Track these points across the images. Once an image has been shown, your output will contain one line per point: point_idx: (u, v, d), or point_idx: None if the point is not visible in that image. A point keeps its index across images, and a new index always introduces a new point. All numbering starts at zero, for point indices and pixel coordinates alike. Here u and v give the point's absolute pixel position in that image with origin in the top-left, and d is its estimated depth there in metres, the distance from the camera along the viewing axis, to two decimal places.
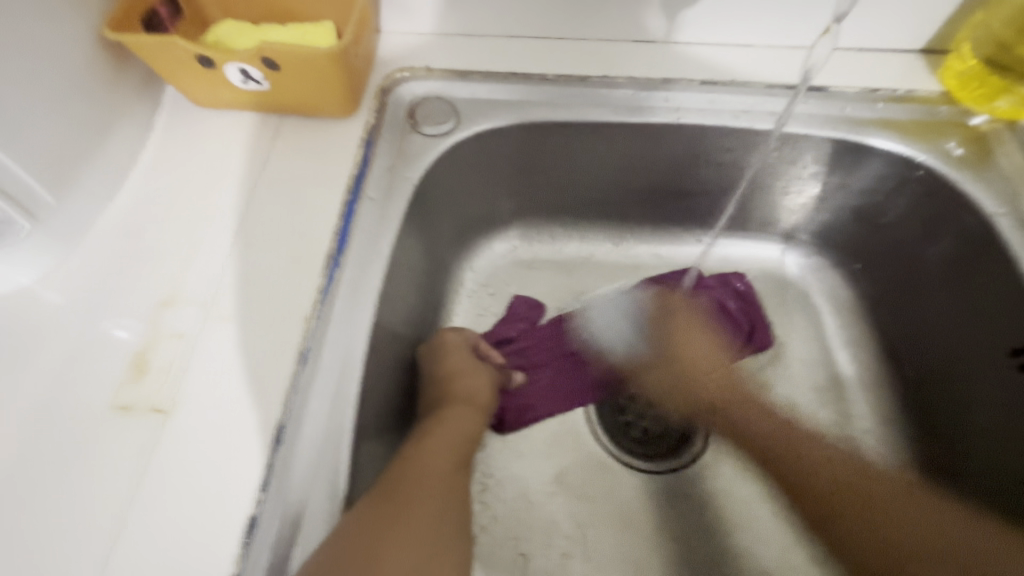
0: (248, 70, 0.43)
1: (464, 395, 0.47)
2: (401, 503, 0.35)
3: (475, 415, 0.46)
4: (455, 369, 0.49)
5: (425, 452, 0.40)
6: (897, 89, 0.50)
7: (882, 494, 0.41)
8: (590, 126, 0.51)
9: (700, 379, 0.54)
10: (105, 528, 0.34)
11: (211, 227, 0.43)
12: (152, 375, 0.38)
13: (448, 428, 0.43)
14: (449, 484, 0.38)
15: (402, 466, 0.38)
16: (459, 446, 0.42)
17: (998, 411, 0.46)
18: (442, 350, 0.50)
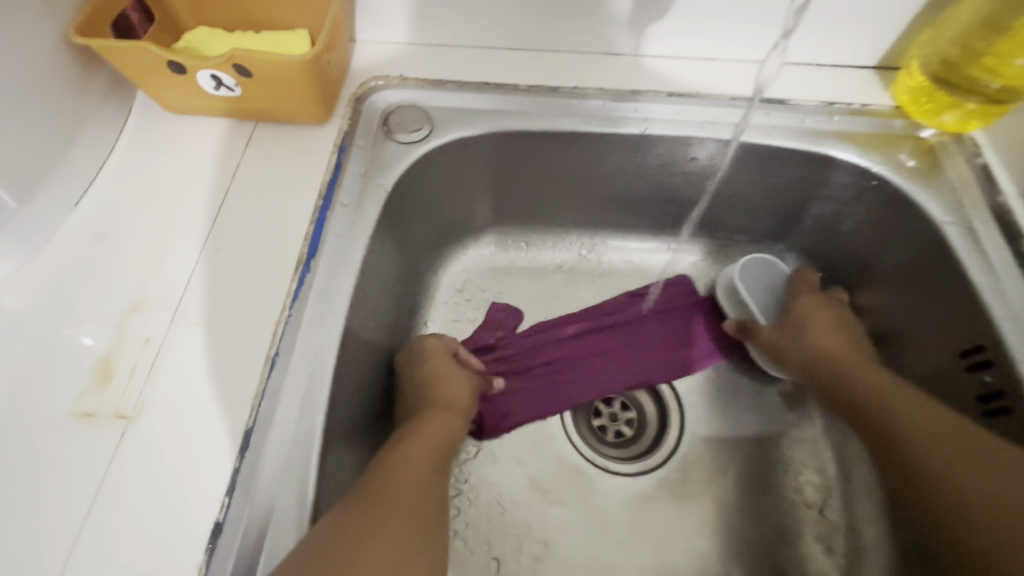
0: (219, 76, 0.43)
1: (444, 401, 0.48)
2: (369, 510, 0.35)
3: (455, 418, 0.47)
4: (435, 374, 0.49)
5: (392, 460, 0.40)
6: (853, 104, 0.53)
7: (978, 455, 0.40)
8: (561, 136, 0.53)
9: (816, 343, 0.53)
10: (64, 536, 0.33)
11: (182, 231, 0.43)
12: (116, 381, 0.37)
13: (424, 433, 0.43)
14: (419, 488, 0.38)
15: (369, 477, 0.38)
16: (436, 450, 0.43)
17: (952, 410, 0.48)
18: (418, 354, 0.51)
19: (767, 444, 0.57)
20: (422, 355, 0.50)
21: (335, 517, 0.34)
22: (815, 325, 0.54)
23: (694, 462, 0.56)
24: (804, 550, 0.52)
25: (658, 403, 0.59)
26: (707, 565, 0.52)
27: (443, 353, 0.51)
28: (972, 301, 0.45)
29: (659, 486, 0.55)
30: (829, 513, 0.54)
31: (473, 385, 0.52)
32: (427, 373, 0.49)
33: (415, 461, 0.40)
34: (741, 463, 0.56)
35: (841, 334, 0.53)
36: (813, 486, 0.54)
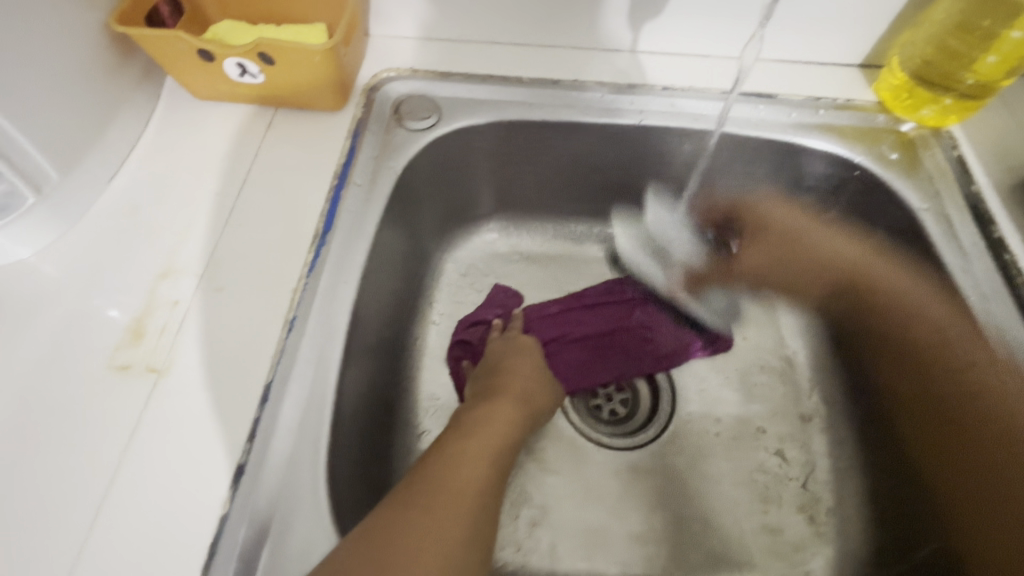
0: (245, 64, 0.47)
1: (522, 393, 0.50)
2: (419, 504, 0.35)
3: (518, 414, 0.48)
4: (518, 369, 0.53)
5: (446, 454, 0.40)
6: (838, 99, 0.56)
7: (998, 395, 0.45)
8: (561, 126, 0.56)
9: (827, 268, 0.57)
10: (99, 476, 0.36)
11: (209, 205, 0.47)
12: (147, 339, 0.40)
13: (488, 426, 0.44)
14: (476, 487, 0.38)
15: (420, 469, 0.39)
16: (493, 441, 0.43)
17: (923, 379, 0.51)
18: (502, 349, 0.55)
19: (754, 420, 0.60)
20: (511, 351, 0.55)
21: (387, 516, 0.35)
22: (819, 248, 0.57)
23: (686, 439, 0.59)
24: (786, 520, 0.55)
25: (651, 384, 0.62)
26: (698, 534, 0.55)
27: (515, 343, 0.56)
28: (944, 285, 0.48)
29: (649, 459, 0.58)
30: (812, 487, 0.56)
31: (546, 392, 0.53)
32: (510, 365, 0.53)
33: (477, 463, 0.40)
34: (731, 442, 0.59)
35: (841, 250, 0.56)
36: (796, 461, 0.57)
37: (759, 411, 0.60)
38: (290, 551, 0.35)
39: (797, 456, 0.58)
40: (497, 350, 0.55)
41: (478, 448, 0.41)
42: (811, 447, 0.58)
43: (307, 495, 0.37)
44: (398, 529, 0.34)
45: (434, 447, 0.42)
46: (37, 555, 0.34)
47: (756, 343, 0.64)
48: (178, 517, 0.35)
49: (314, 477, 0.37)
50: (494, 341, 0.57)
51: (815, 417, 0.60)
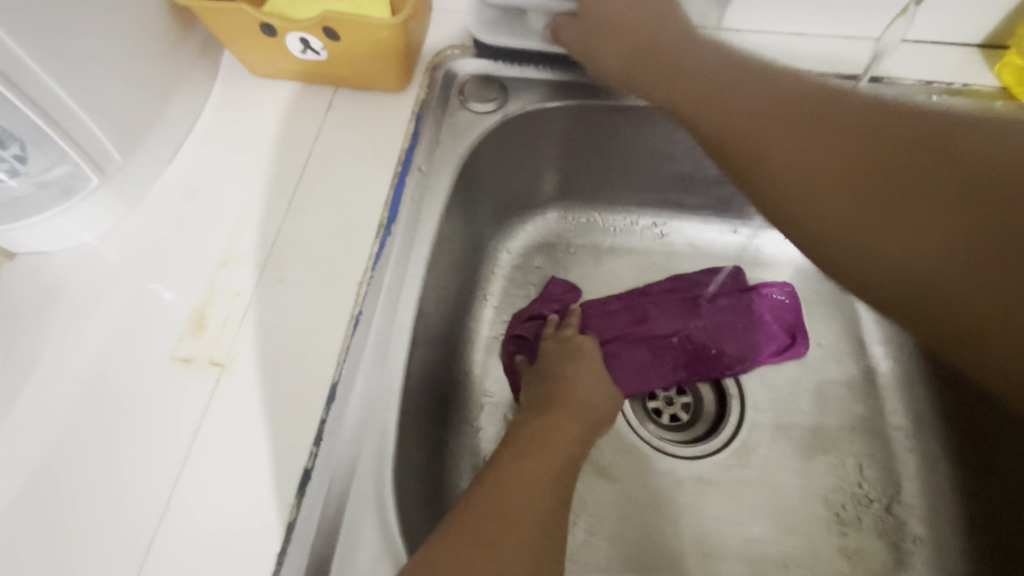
0: (308, 39, 0.44)
1: (584, 403, 0.47)
2: (487, 525, 0.33)
3: (579, 424, 0.45)
4: (581, 375, 0.49)
5: (511, 466, 0.38)
6: (953, 84, 0.49)
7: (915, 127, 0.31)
8: (639, 111, 0.52)
9: (729, 105, 0.39)
10: (163, 475, 0.34)
11: (269, 191, 0.45)
12: (209, 331, 0.39)
13: (551, 440, 0.41)
14: (540, 508, 0.36)
15: (484, 482, 0.37)
16: (559, 457, 0.40)
17: None
18: (559, 354, 0.52)
19: (830, 434, 0.55)
20: (570, 357, 0.51)
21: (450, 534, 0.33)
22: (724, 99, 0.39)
23: (757, 451, 0.55)
24: (865, 544, 0.51)
25: (716, 390, 0.59)
26: (769, 554, 0.51)
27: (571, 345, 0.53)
28: None
29: (715, 471, 0.54)
30: (896, 510, 0.52)
31: (604, 404, 0.49)
32: (569, 371, 0.49)
33: (542, 478, 0.37)
34: (805, 457, 0.54)
35: (710, 73, 0.41)
36: (877, 481, 0.53)
37: (836, 423, 0.56)
38: (358, 565, 0.33)
39: (879, 475, 0.53)
40: (555, 350, 0.52)
41: (542, 465, 0.39)
42: (895, 466, 0.54)
43: (374, 503, 0.35)
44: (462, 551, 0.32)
45: (497, 458, 0.39)
46: (105, 552, 0.33)
47: (834, 349, 0.59)
48: (244, 523, 0.33)
49: (379, 485, 0.35)
50: (552, 346, 0.53)
51: (899, 434, 0.55)
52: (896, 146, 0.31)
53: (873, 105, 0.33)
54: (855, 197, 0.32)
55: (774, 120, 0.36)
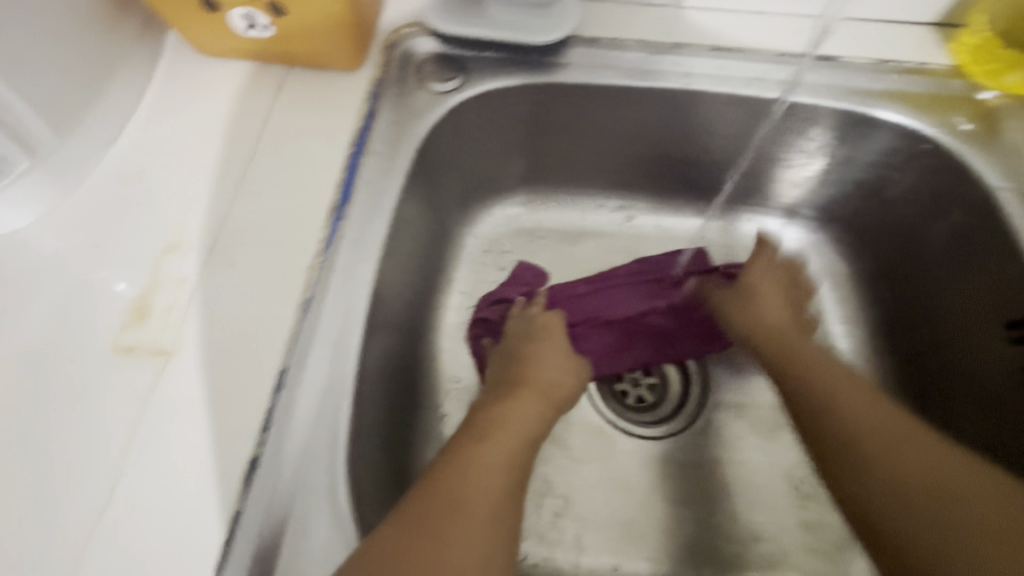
0: (253, 15, 0.42)
1: (546, 388, 0.47)
2: (432, 519, 0.33)
3: (539, 413, 0.44)
4: (545, 361, 0.49)
5: (462, 458, 0.37)
6: (909, 62, 0.50)
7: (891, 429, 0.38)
8: (599, 91, 0.51)
9: (765, 311, 0.51)
10: (105, 467, 0.33)
11: (218, 175, 0.43)
12: (153, 319, 0.37)
13: (506, 431, 0.40)
14: (489, 503, 0.35)
15: (432, 474, 0.36)
16: (514, 448, 0.39)
17: (986, 354, 0.48)
18: (524, 332, 0.52)
19: None
20: (536, 335, 0.51)
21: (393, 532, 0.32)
22: (769, 304, 0.52)
23: (720, 430, 0.56)
24: (824, 517, 0.52)
25: (682, 372, 0.59)
26: (731, 529, 0.52)
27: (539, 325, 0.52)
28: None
29: (679, 450, 0.55)
30: None
31: (569, 381, 0.49)
32: (533, 354, 0.49)
33: (494, 471, 0.36)
34: (766, 435, 0.55)
35: (785, 313, 0.51)
36: None
37: None
38: (308, 552, 0.33)
39: None
40: (519, 332, 0.52)
41: (494, 457, 0.37)
42: None
43: (325, 489, 0.34)
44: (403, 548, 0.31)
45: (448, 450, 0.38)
46: (42, 548, 0.32)
47: None
48: (190, 512, 0.32)
49: (330, 471, 0.35)
50: (516, 331, 0.52)
51: None
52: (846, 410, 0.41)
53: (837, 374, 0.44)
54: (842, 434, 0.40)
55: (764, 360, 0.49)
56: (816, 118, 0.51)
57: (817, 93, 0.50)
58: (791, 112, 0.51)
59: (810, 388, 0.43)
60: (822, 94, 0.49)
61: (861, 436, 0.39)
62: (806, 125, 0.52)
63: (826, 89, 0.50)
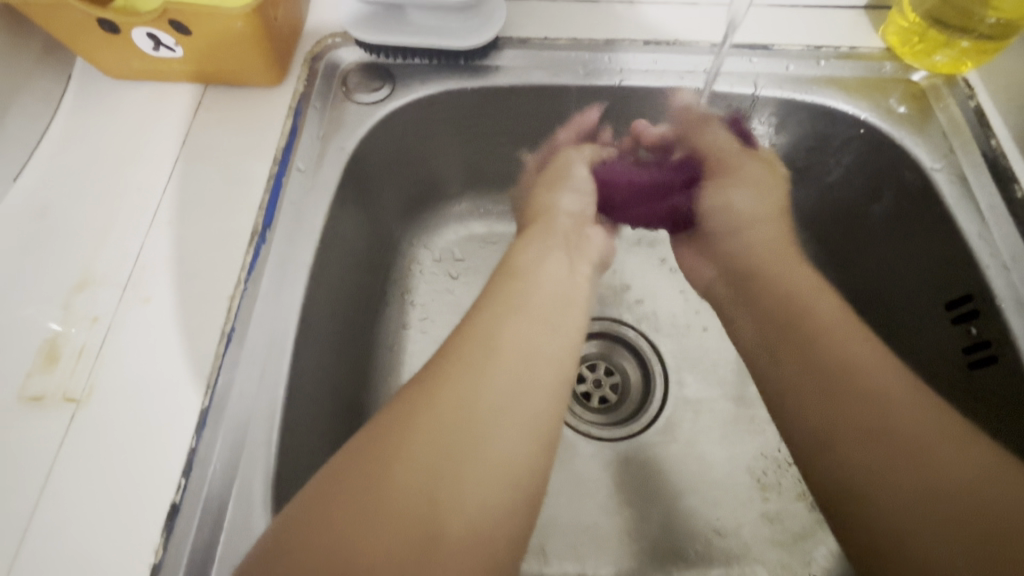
0: (157, 34, 0.41)
1: (546, 288, 0.43)
2: (357, 484, 0.29)
3: (530, 382, 0.35)
4: (498, 334, 0.37)
5: (369, 456, 0.30)
6: (841, 47, 0.49)
7: (920, 426, 0.34)
8: (531, 91, 0.50)
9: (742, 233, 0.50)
10: (10, 526, 0.31)
11: (132, 203, 0.41)
12: (64, 363, 0.35)
13: (489, 407, 0.32)
14: (491, 492, 0.29)
15: (352, 457, 0.30)
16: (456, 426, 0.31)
17: (932, 334, 0.47)
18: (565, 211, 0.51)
19: (751, 405, 0.55)
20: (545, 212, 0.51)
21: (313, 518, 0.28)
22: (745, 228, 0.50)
23: (680, 427, 0.55)
24: (786, 507, 0.52)
25: (642, 371, 0.58)
26: (696, 527, 0.51)
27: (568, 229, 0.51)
28: (962, 255, 0.43)
29: (640, 450, 0.54)
30: None
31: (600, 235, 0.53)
32: (489, 321, 0.38)
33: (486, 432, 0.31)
34: (727, 428, 0.54)
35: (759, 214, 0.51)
36: None
37: (758, 392, 0.56)
38: None
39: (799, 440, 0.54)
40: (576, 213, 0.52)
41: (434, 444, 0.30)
42: None
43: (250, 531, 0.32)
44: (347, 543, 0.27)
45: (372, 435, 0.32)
46: None
47: None
48: (104, 567, 0.30)
49: (257, 512, 0.33)
50: None
51: None
52: (865, 386, 0.36)
53: (903, 396, 0.35)
54: (899, 473, 0.32)
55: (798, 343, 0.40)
56: (751, 108, 0.50)
57: (750, 82, 0.49)
58: (726, 101, 0.50)
59: (810, 357, 0.39)
60: (754, 82, 0.49)
61: (887, 433, 0.34)
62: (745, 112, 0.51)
63: (760, 78, 0.49)
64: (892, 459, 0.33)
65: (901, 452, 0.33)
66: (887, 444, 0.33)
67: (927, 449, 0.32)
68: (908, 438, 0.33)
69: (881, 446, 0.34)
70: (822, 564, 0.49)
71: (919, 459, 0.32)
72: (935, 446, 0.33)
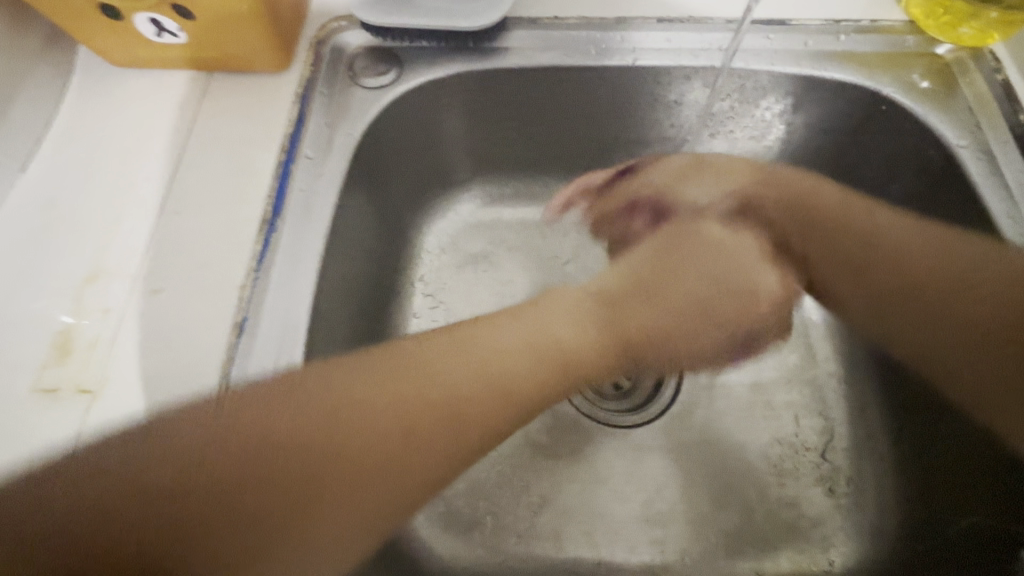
0: (160, 20, 0.40)
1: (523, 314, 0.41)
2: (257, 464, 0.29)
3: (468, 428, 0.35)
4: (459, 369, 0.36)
5: (272, 445, 0.30)
6: (861, 21, 0.48)
7: (979, 292, 0.40)
8: (542, 72, 0.48)
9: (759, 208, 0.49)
10: None
11: (140, 193, 0.40)
12: (76, 355, 0.35)
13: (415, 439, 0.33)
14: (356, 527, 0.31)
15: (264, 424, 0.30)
16: (356, 462, 0.30)
17: None
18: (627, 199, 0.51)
19: (768, 390, 0.54)
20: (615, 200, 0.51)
21: (191, 483, 0.28)
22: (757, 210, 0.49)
23: (695, 412, 0.54)
24: (804, 492, 0.51)
25: None
26: (712, 512, 0.51)
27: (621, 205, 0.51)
28: (988, 234, 0.42)
29: (655, 436, 0.54)
30: (831, 457, 0.52)
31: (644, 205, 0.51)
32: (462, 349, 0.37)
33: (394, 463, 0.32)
34: (744, 413, 0.54)
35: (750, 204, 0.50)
36: (814, 429, 0.53)
37: (774, 377, 0.55)
38: None
39: (816, 424, 0.53)
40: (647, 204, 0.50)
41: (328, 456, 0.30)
42: (830, 416, 0.53)
43: None
44: (195, 517, 0.27)
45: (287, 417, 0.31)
46: None
47: None
48: None
49: None
50: None
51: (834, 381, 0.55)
52: (906, 267, 0.43)
53: (914, 257, 0.43)
54: (947, 340, 0.42)
55: (836, 244, 0.46)
56: (768, 85, 0.49)
57: (768, 58, 0.47)
58: (742, 79, 0.48)
59: (838, 254, 0.46)
60: (771, 58, 0.47)
61: (910, 277, 0.43)
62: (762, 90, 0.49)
63: (778, 54, 0.47)
64: (960, 341, 0.41)
65: (953, 345, 0.41)
66: (914, 314, 0.43)
67: (961, 301, 0.41)
68: (971, 320, 0.40)
69: (949, 341, 0.42)
70: (841, 550, 0.49)
71: (930, 314, 0.42)
72: (980, 317, 0.40)
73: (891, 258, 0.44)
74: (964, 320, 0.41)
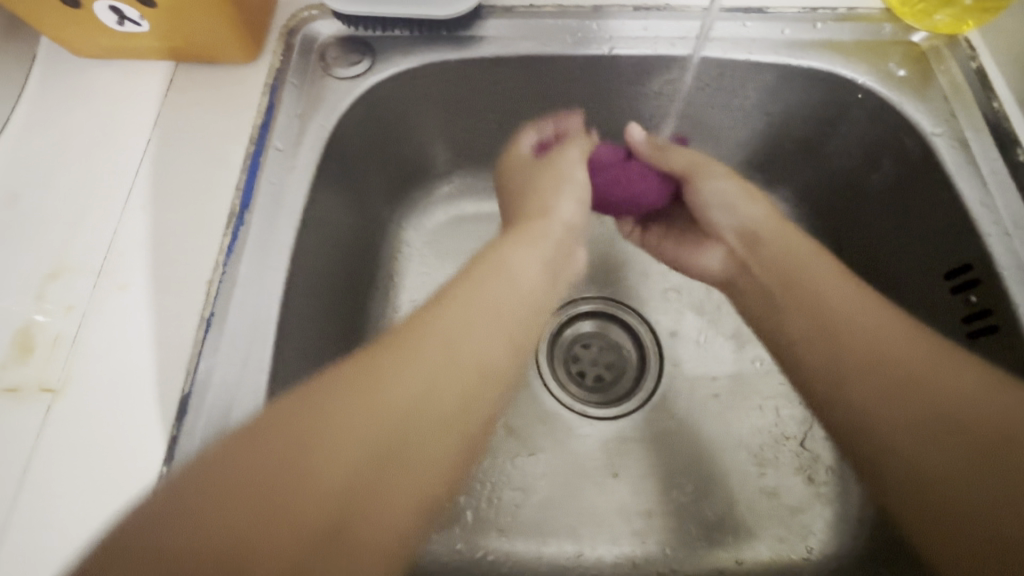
0: (121, 9, 0.39)
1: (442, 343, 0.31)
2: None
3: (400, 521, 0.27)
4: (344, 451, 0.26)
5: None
6: (838, 9, 0.48)
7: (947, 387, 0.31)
8: (517, 63, 0.48)
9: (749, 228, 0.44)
10: None
11: (103, 188, 0.39)
12: (38, 353, 0.34)
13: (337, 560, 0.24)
14: None
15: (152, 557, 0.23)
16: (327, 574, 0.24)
17: (933, 305, 0.46)
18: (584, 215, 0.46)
19: (748, 380, 0.55)
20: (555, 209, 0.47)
21: None
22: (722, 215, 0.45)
23: (676, 404, 0.54)
24: (783, 482, 0.51)
25: (637, 349, 0.57)
26: (692, 503, 0.51)
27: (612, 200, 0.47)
28: (963, 222, 0.42)
29: (635, 428, 0.53)
30: (810, 446, 0.52)
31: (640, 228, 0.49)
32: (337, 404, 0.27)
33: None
34: (724, 404, 0.54)
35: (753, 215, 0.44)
36: (793, 419, 0.53)
37: (754, 367, 0.55)
38: None
39: (795, 413, 0.53)
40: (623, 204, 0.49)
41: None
42: (809, 405, 0.53)
43: None
44: None
45: (204, 471, 0.25)
46: None
47: None
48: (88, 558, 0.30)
49: None
50: None
51: None
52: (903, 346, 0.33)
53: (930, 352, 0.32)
54: (905, 427, 0.31)
55: (838, 305, 0.37)
56: (744, 75, 0.49)
57: (744, 48, 0.47)
58: (718, 68, 0.48)
59: (849, 305, 0.36)
60: (747, 46, 0.47)
61: (872, 355, 0.34)
62: (739, 79, 0.49)
63: (755, 44, 0.47)
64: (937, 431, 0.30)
65: (976, 433, 0.29)
66: (895, 391, 0.32)
67: (938, 386, 0.31)
68: (974, 414, 0.30)
69: (904, 430, 0.31)
70: (819, 537, 0.49)
71: (932, 403, 0.31)
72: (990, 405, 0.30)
73: (872, 326, 0.35)
74: (861, 421, 0.33)
